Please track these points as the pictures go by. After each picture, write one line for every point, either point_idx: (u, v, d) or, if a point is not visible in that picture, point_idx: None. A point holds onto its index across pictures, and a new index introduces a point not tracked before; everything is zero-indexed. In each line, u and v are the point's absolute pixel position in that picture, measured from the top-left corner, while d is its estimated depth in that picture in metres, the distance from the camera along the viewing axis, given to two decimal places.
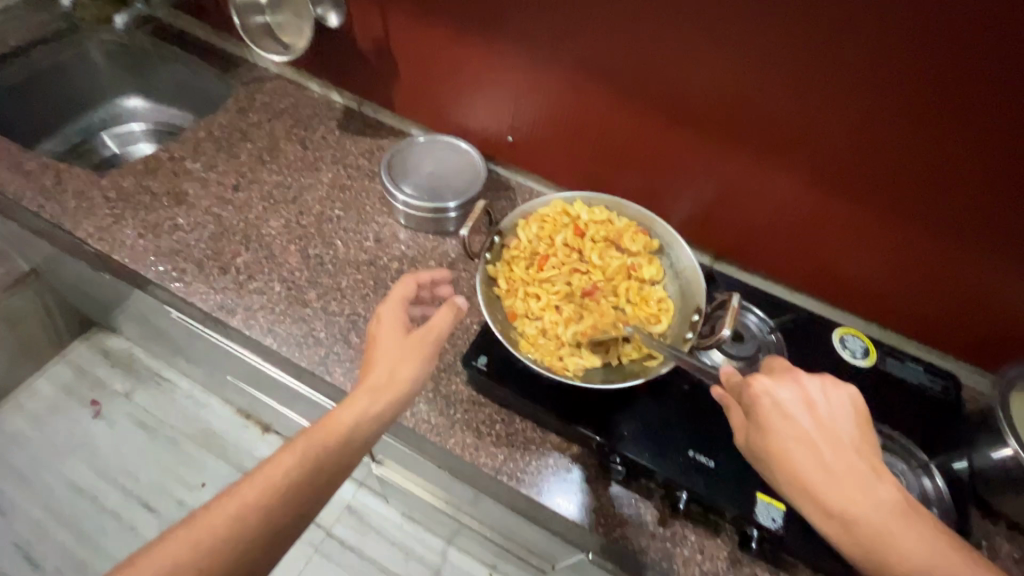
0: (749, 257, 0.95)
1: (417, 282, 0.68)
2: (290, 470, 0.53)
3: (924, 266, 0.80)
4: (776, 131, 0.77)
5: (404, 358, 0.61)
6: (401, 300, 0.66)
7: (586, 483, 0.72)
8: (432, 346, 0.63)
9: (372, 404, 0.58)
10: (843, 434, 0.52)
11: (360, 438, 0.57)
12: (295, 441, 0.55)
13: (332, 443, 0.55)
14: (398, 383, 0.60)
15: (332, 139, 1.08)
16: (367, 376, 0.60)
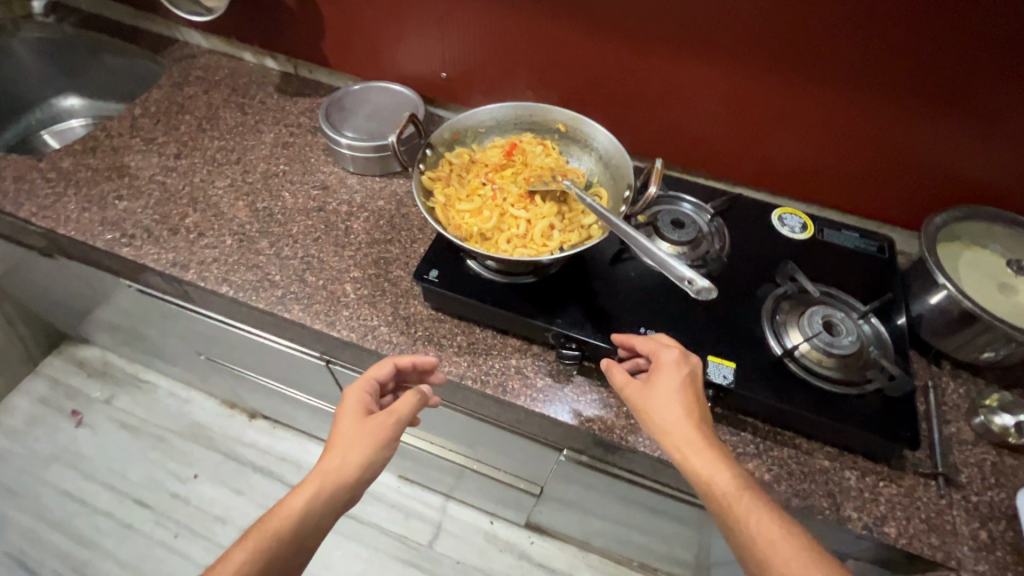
0: (688, 159, 0.97)
1: (394, 363, 0.65)
2: (238, 570, 0.51)
3: (848, 136, 0.84)
4: (690, 24, 0.80)
5: (359, 441, 0.58)
6: (367, 380, 0.63)
7: (549, 377, 0.75)
8: (384, 431, 0.58)
9: (322, 495, 0.55)
10: (686, 389, 0.60)
11: (309, 533, 0.54)
12: (249, 535, 0.53)
13: (282, 537, 0.53)
14: (350, 475, 0.56)
15: (270, 103, 1.09)
16: (323, 461, 0.57)
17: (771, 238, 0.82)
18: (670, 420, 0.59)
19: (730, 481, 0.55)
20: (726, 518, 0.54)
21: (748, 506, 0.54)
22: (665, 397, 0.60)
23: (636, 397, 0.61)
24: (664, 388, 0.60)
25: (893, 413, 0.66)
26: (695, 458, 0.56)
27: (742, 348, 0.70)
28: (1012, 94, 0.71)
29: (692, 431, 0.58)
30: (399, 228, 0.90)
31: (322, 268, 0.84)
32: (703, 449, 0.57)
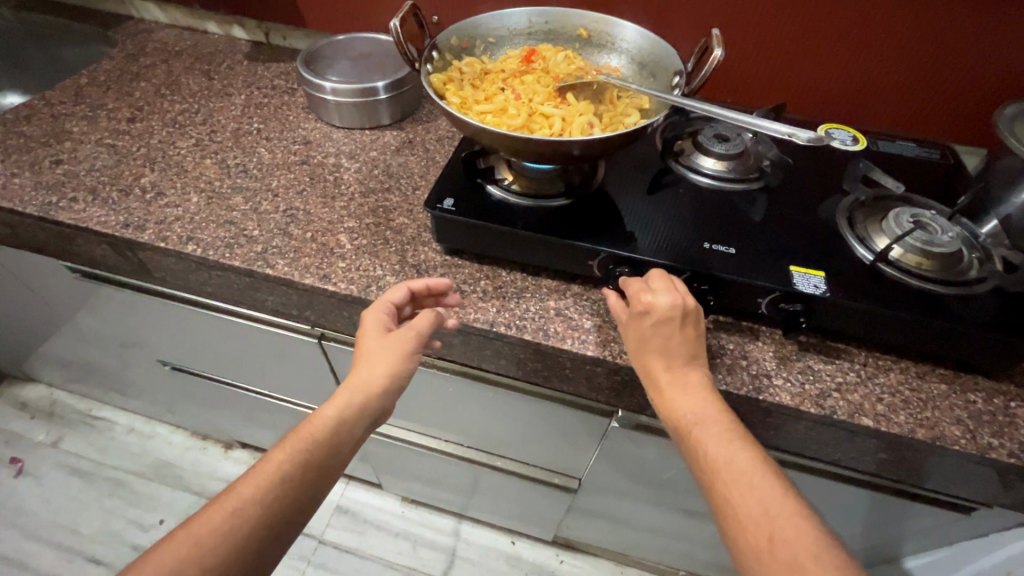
0: (715, 90, 0.87)
1: (409, 288, 0.57)
2: (279, 470, 0.46)
3: (894, 39, 0.74)
4: None
5: (387, 353, 0.52)
6: (384, 302, 0.56)
7: (598, 316, 0.62)
8: (409, 343, 0.53)
9: (353, 406, 0.50)
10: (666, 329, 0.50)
11: (345, 442, 0.49)
12: (287, 440, 0.47)
13: (318, 444, 0.48)
14: (380, 386, 0.51)
15: (240, 69, 0.97)
16: (352, 374, 0.51)
17: (823, 152, 0.73)
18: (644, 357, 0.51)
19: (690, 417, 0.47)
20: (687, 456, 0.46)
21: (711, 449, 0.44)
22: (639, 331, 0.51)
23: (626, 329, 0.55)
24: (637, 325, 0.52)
25: (1018, 312, 0.55)
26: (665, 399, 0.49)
27: (825, 258, 0.59)
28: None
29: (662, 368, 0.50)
30: (397, 177, 0.78)
31: (309, 220, 0.70)
32: (676, 384, 0.49)
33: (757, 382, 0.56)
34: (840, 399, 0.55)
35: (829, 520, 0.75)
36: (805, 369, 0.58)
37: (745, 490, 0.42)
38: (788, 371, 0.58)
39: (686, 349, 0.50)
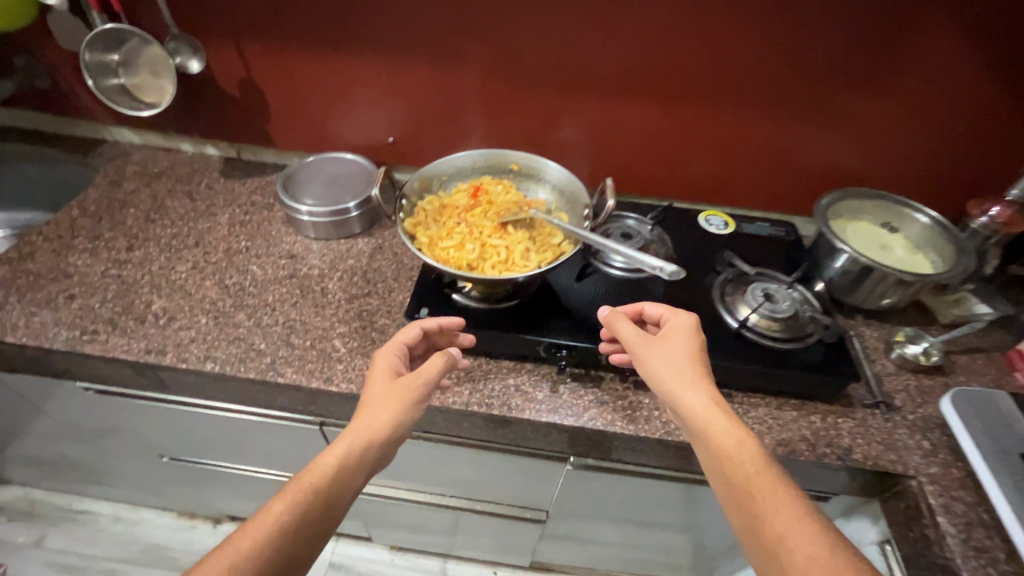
0: (624, 186, 1.08)
1: (421, 328, 0.72)
2: (279, 519, 0.53)
3: (749, 150, 0.98)
4: (602, 75, 0.92)
5: (386, 403, 0.63)
6: (395, 346, 0.70)
7: (547, 387, 0.80)
8: (411, 392, 0.64)
9: (357, 448, 0.59)
10: (693, 346, 0.68)
11: (347, 486, 0.58)
12: (286, 489, 0.56)
13: (320, 489, 0.56)
14: (382, 430, 0.61)
15: (218, 187, 1.11)
16: (354, 422, 0.61)
17: (703, 238, 0.97)
18: (671, 373, 0.65)
19: (724, 421, 0.61)
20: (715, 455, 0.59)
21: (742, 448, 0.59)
22: (671, 342, 0.68)
23: (646, 350, 0.67)
24: (667, 347, 0.67)
25: (835, 357, 0.79)
26: (693, 404, 0.62)
27: (705, 329, 0.81)
28: (861, 101, 0.89)
29: (693, 384, 0.64)
30: (374, 281, 0.94)
31: (307, 329, 0.85)
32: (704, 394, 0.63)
33: (667, 427, 0.77)
34: None
35: None
36: None
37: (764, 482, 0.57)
38: None
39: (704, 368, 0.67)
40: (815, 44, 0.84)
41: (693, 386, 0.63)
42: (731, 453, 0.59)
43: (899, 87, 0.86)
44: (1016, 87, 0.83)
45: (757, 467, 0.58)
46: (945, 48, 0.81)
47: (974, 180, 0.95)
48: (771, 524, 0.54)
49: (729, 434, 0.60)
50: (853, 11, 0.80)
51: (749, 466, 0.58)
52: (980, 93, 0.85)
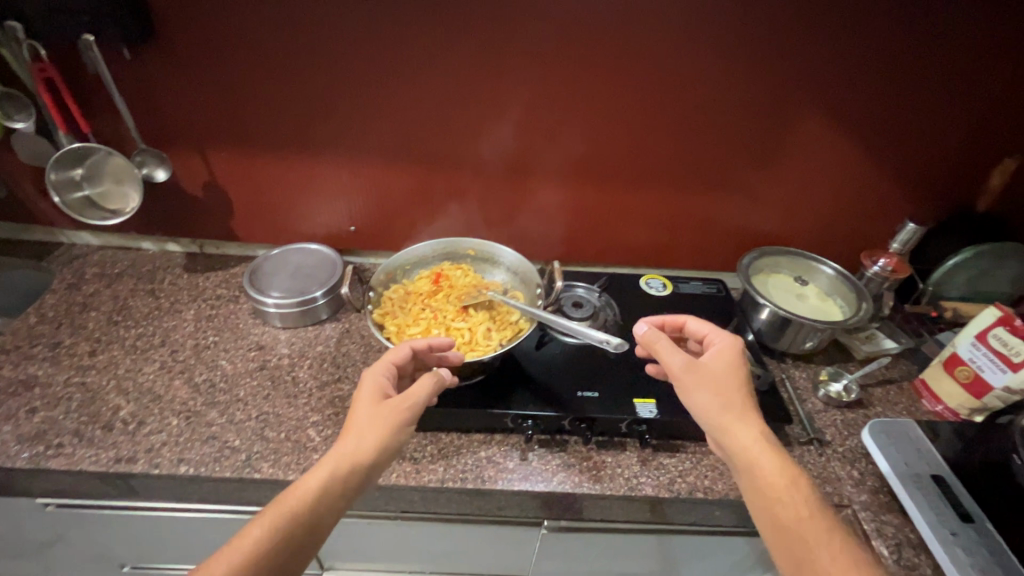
0: (572, 257, 1.18)
1: (410, 349, 0.74)
2: (256, 543, 0.55)
3: (678, 221, 1.11)
4: (543, 166, 1.04)
5: (373, 426, 0.65)
6: (384, 367, 0.72)
7: (517, 456, 0.86)
8: (397, 415, 0.66)
9: (341, 470, 0.61)
10: (733, 366, 0.73)
11: (330, 506, 0.60)
12: (264, 512, 0.57)
13: (300, 511, 0.58)
14: (367, 452, 0.63)
15: (182, 283, 1.13)
16: (339, 444, 0.63)
17: (645, 301, 1.07)
18: (716, 394, 0.69)
19: (764, 441, 0.66)
20: (757, 472, 0.64)
21: (783, 467, 0.64)
22: (713, 363, 0.73)
23: (692, 373, 0.72)
24: (710, 368, 0.72)
25: (768, 402, 0.89)
26: (738, 424, 0.67)
27: (653, 387, 0.90)
28: (765, 178, 1.04)
29: (736, 405, 0.68)
30: (344, 366, 0.98)
31: (280, 421, 0.88)
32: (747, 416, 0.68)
33: (630, 482, 0.83)
34: (682, 482, 0.84)
35: (708, 560, 1.02)
36: (659, 466, 0.86)
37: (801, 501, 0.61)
38: (649, 469, 0.85)
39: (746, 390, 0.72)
40: (721, 137, 0.98)
41: (734, 407, 0.68)
42: (771, 472, 0.63)
43: (795, 165, 1.01)
44: (885, 160, 1.00)
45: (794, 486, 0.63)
46: (825, 133, 0.97)
47: (866, 235, 1.11)
48: (808, 536, 0.59)
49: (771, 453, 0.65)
50: (749, 108, 0.94)
51: (789, 484, 0.62)
52: (859, 166, 1.01)
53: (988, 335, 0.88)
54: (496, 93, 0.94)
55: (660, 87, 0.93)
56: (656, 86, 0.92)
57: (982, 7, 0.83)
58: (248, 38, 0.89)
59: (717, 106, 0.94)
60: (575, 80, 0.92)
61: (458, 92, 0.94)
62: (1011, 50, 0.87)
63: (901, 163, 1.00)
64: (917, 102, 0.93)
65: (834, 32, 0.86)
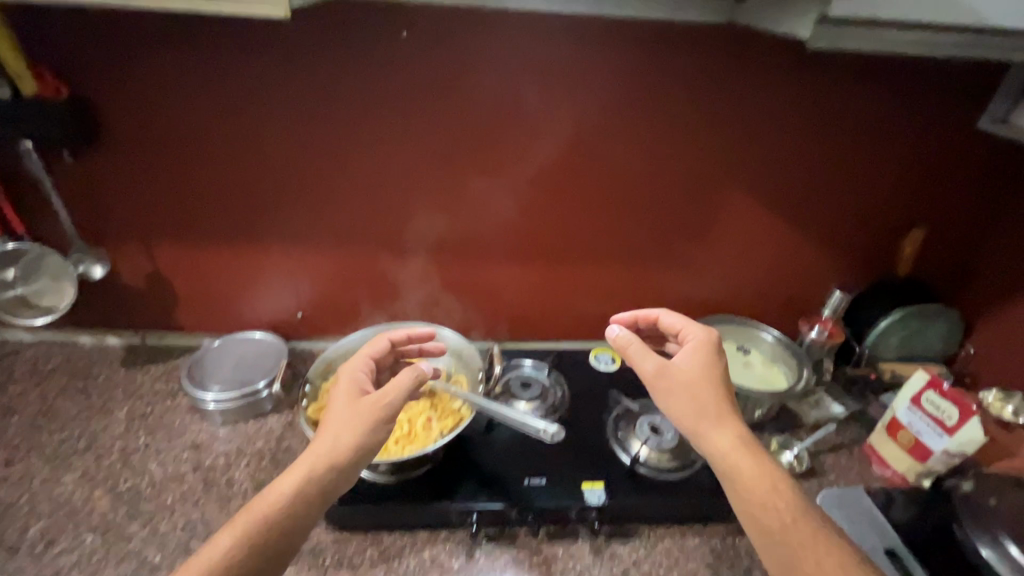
0: (525, 333, 1.18)
1: (388, 340, 0.83)
2: (228, 545, 0.57)
3: (625, 294, 1.13)
4: (489, 247, 1.06)
5: (349, 425, 0.67)
6: (361, 366, 0.76)
7: (463, 554, 0.81)
8: (371, 412, 0.68)
9: (315, 469, 0.63)
10: (709, 364, 0.73)
11: (304, 506, 0.62)
12: (235, 522, 0.59)
13: (273, 512, 0.60)
14: (342, 449, 0.65)
15: (118, 378, 1.08)
16: (315, 445, 0.65)
17: (597, 377, 1.07)
18: (690, 398, 0.70)
19: (738, 444, 0.66)
20: (733, 476, 0.65)
21: (761, 471, 0.65)
22: (688, 365, 0.73)
23: (665, 381, 0.72)
24: (684, 373, 0.72)
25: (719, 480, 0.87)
26: (712, 431, 0.67)
27: (604, 470, 0.88)
28: (702, 252, 1.08)
29: (711, 408, 0.69)
30: (284, 462, 0.94)
31: (208, 531, 0.82)
32: (723, 419, 0.68)
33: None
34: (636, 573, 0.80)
35: None
36: (612, 556, 0.82)
37: (782, 501, 0.62)
38: (601, 560, 0.82)
39: (725, 391, 0.72)
40: (656, 216, 1.03)
41: (711, 413, 0.69)
42: (747, 477, 0.64)
43: (729, 239, 1.06)
44: (810, 232, 1.06)
45: (772, 487, 0.63)
46: (752, 209, 1.03)
47: (805, 301, 1.15)
48: (790, 535, 0.60)
49: (746, 456, 0.66)
50: (677, 190, 1.00)
51: (766, 485, 0.63)
52: (788, 237, 1.06)
53: (921, 398, 0.91)
54: (437, 181, 0.98)
55: (592, 174, 0.98)
56: (588, 172, 0.98)
57: (872, 99, 0.91)
58: (190, 138, 0.91)
59: (647, 191, 1.00)
60: (512, 169, 0.97)
61: (399, 184, 0.97)
62: (906, 132, 0.95)
63: (825, 234, 1.06)
64: (829, 180, 1.00)
65: (745, 123, 0.93)
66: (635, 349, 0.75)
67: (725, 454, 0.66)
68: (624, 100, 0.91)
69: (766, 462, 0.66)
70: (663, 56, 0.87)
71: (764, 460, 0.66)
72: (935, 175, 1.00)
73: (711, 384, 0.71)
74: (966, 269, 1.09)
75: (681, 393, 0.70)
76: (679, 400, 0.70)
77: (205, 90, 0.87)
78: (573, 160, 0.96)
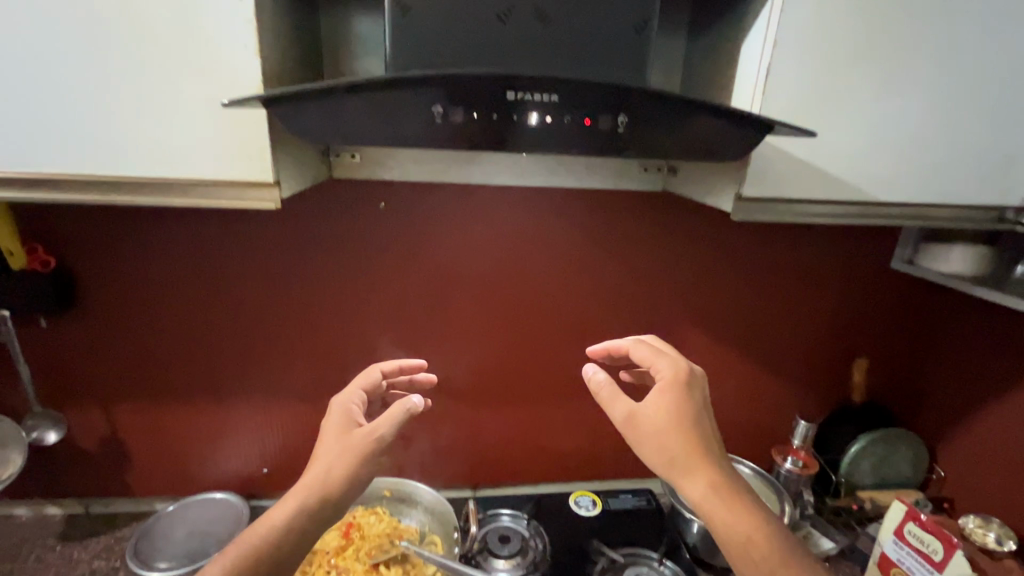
0: (500, 478, 1.15)
1: (379, 371, 0.80)
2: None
3: (597, 431, 1.14)
4: (460, 391, 1.07)
5: (337, 457, 0.63)
6: (352, 396, 0.74)
7: None
8: (361, 446, 0.64)
9: (303, 504, 0.62)
10: (684, 404, 0.62)
11: (300, 538, 0.62)
12: (229, 551, 0.61)
13: (264, 545, 0.61)
14: (331, 483, 0.62)
15: (49, 557, 0.97)
16: (304, 476, 0.64)
17: (576, 524, 1.02)
18: (660, 449, 0.60)
19: (716, 501, 0.58)
20: (710, 522, 0.60)
21: (740, 524, 0.59)
22: (659, 411, 0.61)
23: (635, 430, 0.61)
24: (655, 421, 0.60)
25: None
26: (686, 483, 0.59)
27: None
28: None
29: (684, 460, 0.59)
30: None
31: None
32: (698, 470, 0.59)
33: None
34: None
35: None
36: None
37: (762, 553, 0.58)
38: None
39: (705, 431, 0.61)
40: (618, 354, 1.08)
41: (683, 467, 0.59)
42: (724, 528, 0.59)
43: None
44: (765, 362, 1.12)
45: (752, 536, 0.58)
46: (709, 344, 1.09)
47: (772, 429, 1.18)
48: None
49: (726, 508, 0.59)
50: (637, 329, 1.06)
51: (744, 535, 0.58)
52: (745, 368, 1.12)
53: (905, 532, 0.90)
54: (409, 331, 1.02)
55: (555, 318, 1.04)
56: (552, 317, 1.04)
57: (796, 246, 1.04)
58: (170, 300, 0.95)
59: (610, 333, 1.06)
60: (481, 317, 1.03)
61: (374, 334, 1.02)
62: (831, 272, 1.07)
63: (779, 363, 1.12)
64: (772, 315, 1.09)
65: (690, 270, 1.03)
66: (603, 388, 0.63)
67: (702, 505, 0.59)
68: (581, 254, 1.01)
69: (748, 508, 0.60)
70: (612, 218, 0.99)
71: (745, 507, 0.59)
72: (865, 308, 1.10)
73: (684, 432, 0.60)
74: (918, 398, 1.13)
75: (649, 443, 0.60)
76: (651, 451, 0.60)
77: (191, 258, 0.93)
78: (538, 307, 1.03)
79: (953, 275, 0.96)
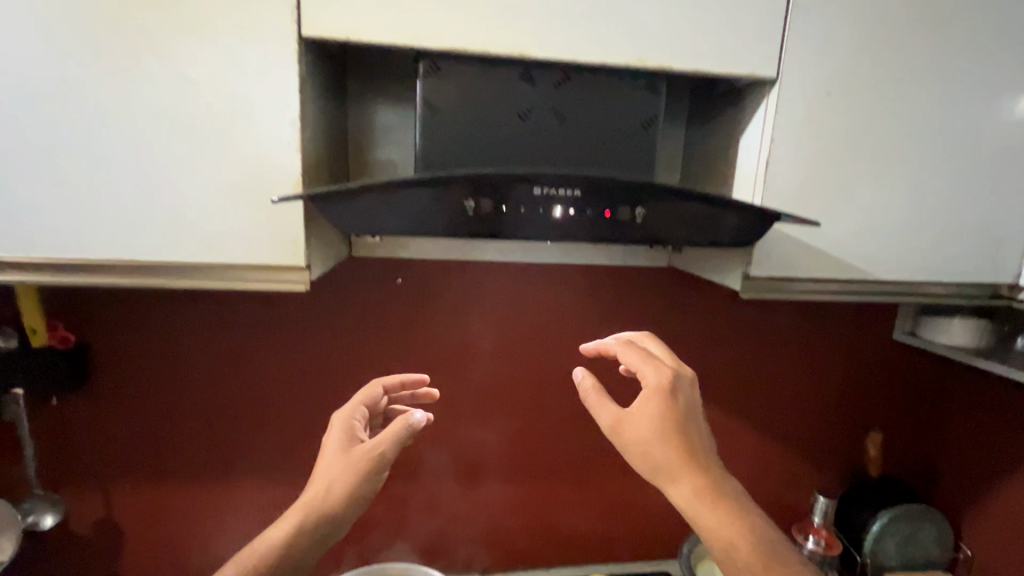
0: (511, 562, 1.10)
1: (380, 388, 0.78)
2: None
3: (610, 509, 1.11)
4: (471, 468, 1.05)
5: (336, 473, 0.63)
6: (354, 410, 0.73)
7: None
8: (360, 463, 0.63)
9: (303, 520, 0.62)
10: (668, 408, 0.62)
11: (300, 553, 0.62)
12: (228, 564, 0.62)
13: (264, 562, 0.61)
14: (330, 499, 0.62)
15: None
16: (304, 492, 0.64)
17: None
18: (643, 451, 0.60)
19: (703, 507, 0.58)
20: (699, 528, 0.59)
21: (730, 534, 0.57)
22: (643, 415, 0.62)
23: (621, 434, 0.62)
24: (637, 424, 0.61)
25: None
26: (671, 486, 0.60)
27: None
28: None
29: (669, 463, 0.59)
30: None
31: None
32: (682, 475, 0.59)
33: None
34: None
35: None
36: None
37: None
38: None
39: (692, 435, 0.61)
40: None
41: (666, 471, 0.59)
42: (715, 539, 0.58)
43: None
44: (777, 435, 1.11)
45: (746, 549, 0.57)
46: (721, 417, 1.09)
47: (790, 506, 1.15)
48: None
49: (714, 516, 0.58)
50: None
51: (736, 547, 0.57)
52: (759, 442, 1.11)
53: None
54: None
55: (567, 393, 1.05)
56: (564, 391, 1.05)
57: (800, 320, 1.07)
58: (184, 377, 0.95)
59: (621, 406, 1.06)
60: (493, 392, 1.03)
61: None
62: (836, 345, 1.09)
63: (791, 437, 1.12)
64: (781, 387, 1.09)
65: (699, 343, 1.05)
66: (590, 392, 0.65)
67: (689, 510, 0.59)
68: (592, 329, 1.03)
69: (740, 518, 0.58)
70: (622, 295, 1.02)
71: (738, 517, 0.58)
72: (872, 380, 1.12)
73: (668, 437, 0.60)
74: (934, 472, 1.12)
75: (633, 447, 0.61)
76: (635, 452, 0.61)
77: (210, 335, 0.94)
78: (549, 381, 1.04)
79: (957, 347, 0.98)
